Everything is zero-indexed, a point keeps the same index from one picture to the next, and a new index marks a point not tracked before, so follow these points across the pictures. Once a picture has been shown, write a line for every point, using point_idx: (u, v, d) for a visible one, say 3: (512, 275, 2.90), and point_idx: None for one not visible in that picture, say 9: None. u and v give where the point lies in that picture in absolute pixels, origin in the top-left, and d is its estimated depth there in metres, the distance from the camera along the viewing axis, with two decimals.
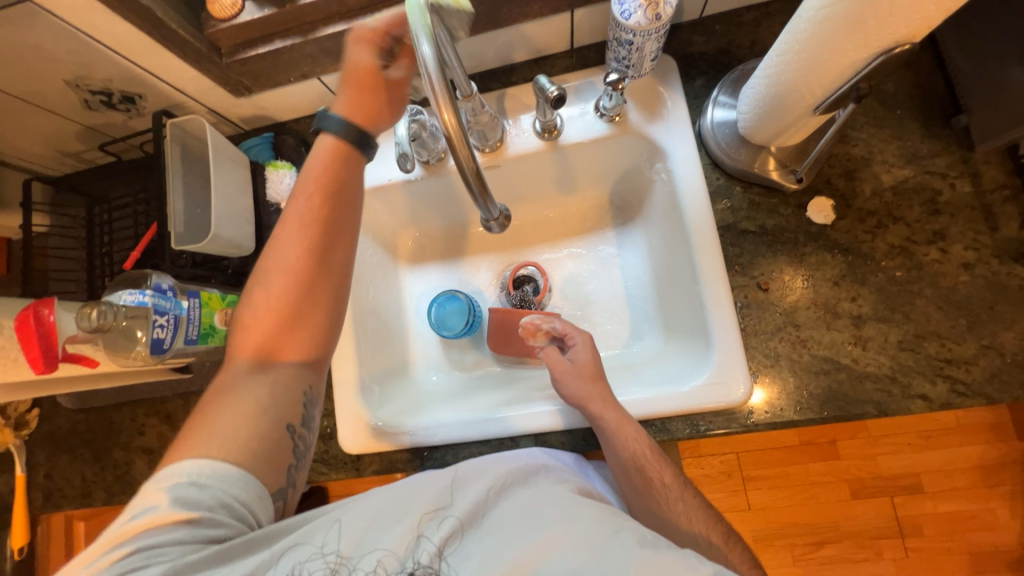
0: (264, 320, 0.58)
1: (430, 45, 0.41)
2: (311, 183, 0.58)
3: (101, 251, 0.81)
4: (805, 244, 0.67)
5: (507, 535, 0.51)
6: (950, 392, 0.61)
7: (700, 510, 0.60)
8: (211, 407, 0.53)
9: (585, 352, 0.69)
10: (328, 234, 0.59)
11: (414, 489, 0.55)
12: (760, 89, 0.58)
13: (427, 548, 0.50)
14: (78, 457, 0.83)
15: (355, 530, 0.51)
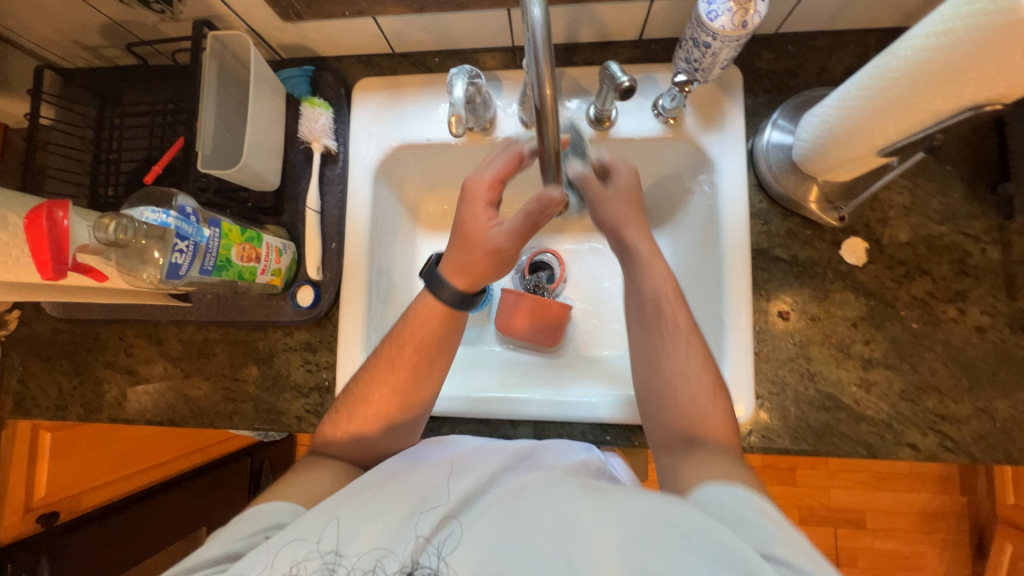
0: (340, 435, 0.61)
1: (542, 10, 0.38)
2: (408, 337, 0.61)
3: (108, 158, 0.76)
4: (832, 281, 0.67)
5: (495, 529, 0.48)
6: (938, 446, 0.63)
7: (698, 366, 0.59)
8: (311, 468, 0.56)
9: (623, 172, 0.65)
10: (423, 376, 0.62)
11: (401, 483, 0.54)
12: (830, 119, 0.58)
13: (426, 549, 0.48)
14: (57, 368, 0.80)
15: (355, 527, 0.48)
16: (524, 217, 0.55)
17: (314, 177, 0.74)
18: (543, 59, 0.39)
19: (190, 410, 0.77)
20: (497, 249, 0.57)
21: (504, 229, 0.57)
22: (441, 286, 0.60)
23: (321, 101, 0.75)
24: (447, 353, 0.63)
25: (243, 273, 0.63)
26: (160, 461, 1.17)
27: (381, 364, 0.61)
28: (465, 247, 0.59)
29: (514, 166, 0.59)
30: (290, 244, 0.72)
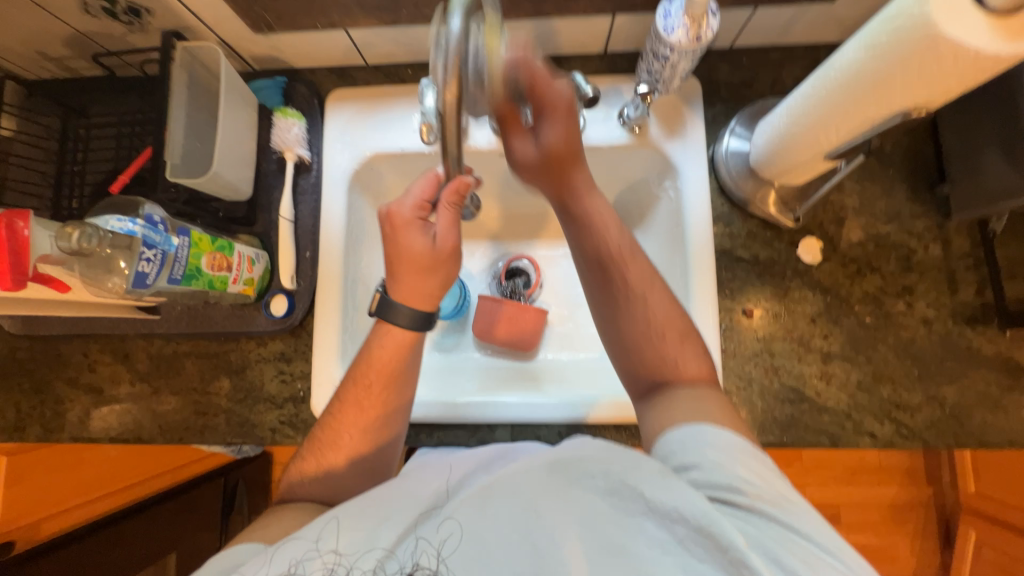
0: (309, 477, 0.58)
1: (460, 21, 0.37)
2: (373, 370, 0.58)
3: (73, 170, 0.74)
4: (790, 279, 0.71)
5: (469, 532, 0.48)
6: (894, 433, 0.67)
7: (666, 303, 0.60)
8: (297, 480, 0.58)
9: (555, 129, 0.59)
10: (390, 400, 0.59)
11: (396, 489, 0.53)
12: (781, 127, 0.61)
13: (421, 548, 0.48)
14: (14, 388, 0.76)
15: (355, 528, 0.49)
16: (450, 211, 0.55)
17: (287, 187, 0.74)
18: (451, 69, 0.38)
19: (158, 425, 0.75)
20: (446, 255, 0.56)
21: (443, 232, 0.55)
22: (393, 314, 0.57)
23: (294, 111, 0.76)
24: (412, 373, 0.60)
25: (213, 282, 0.62)
26: (124, 485, 1.13)
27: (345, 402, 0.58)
28: (411, 271, 0.56)
29: (438, 185, 0.57)
30: (263, 253, 0.72)
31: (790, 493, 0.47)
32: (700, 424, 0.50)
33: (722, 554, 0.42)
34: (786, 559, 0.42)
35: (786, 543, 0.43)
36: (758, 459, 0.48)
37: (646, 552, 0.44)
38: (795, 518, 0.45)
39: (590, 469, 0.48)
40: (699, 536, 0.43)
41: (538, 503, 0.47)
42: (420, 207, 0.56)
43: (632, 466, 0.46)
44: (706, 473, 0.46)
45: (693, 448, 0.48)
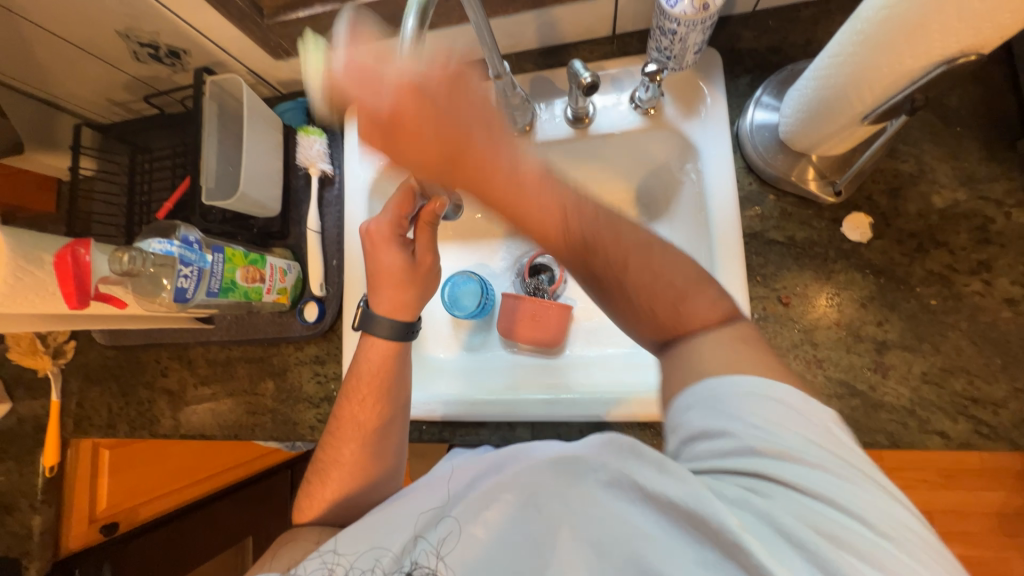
0: (320, 500, 0.64)
1: (414, 20, 0.48)
2: (363, 385, 0.63)
3: (141, 200, 0.83)
4: (834, 260, 0.64)
5: (472, 529, 0.51)
6: (971, 432, 0.58)
7: (653, 269, 0.47)
8: (320, 490, 0.64)
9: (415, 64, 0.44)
10: (386, 418, 0.63)
11: (418, 494, 0.57)
12: (808, 92, 0.55)
13: (422, 548, 0.51)
14: (106, 391, 0.89)
15: (355, 534, 0.54)
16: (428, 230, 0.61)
17: (313, 200, 0.79)
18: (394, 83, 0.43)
19: (217, 423, 0.83)
20: (426, 268, 0.63)
21: (421, 248, 0.62)
22: (374, 325, 0.63)
23: (316, 128, 0.81)
24: (406, 381, 0.65)
25: (249, 293, 0.68)
26: (175, 488, 1.22)
27: (344, 421, 0.64)
28: (393, 284, 0.62)
29: (409, 199, 0.61)
30: (294, 264, 0.77)
31: (807, 442, 0.39)
32: (710, 380, 0.42)
33: (717, 537, 0.39)
34: (799, 531, 0.36)
35: (798, 512, 0.37)
36: (774, 404, 0.40)
37: (645, 530, 0.43)
38: (814, 480, 0.37)
39: (591, 459, 0.47)
40: (690, 520, 0.40)
41: (541, 494, 0.49)
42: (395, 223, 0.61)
43: (621, 454, 0.45)
44: (705, 437, 0.41)
45: (687, 408, 0.43)
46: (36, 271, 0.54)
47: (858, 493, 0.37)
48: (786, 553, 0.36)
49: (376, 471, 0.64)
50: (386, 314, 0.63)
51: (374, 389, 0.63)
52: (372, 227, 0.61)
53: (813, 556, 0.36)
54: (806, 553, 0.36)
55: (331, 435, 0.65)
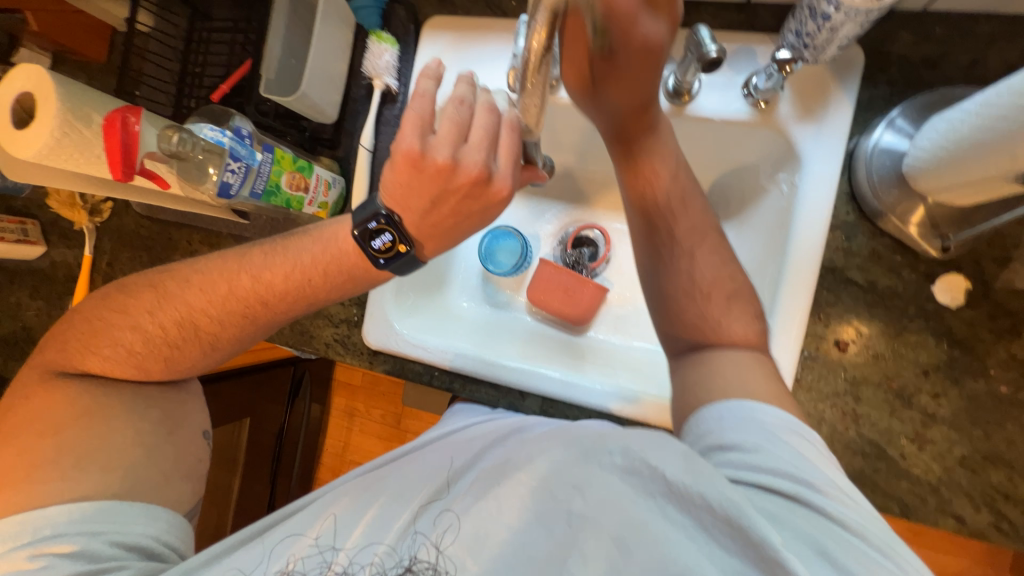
0: (88, 349, 0.58)
1: None
2: (285, 265, 0.57)
3: (194, 71, 0.78)
4: (911, 318, 0.58)
5: (479, 509, 0.49)
6: (989, 525, 0.56)
7: (715, 262, 0.58)
8: (106, 329, 0.59)
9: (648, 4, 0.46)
10: (294, 300, 0.58)
11: (424, 471, 0.55)
12: (963, 128, 0.47)
13: (421, 543, 0.49)
14: (136, 258, 0.89)
15: (354, 523, 0.52)
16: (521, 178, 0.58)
17: (371, 115, 0.73)
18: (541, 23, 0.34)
19: None
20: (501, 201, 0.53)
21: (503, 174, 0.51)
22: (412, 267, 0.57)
23: (389, 35, 0.73)
24: (357, 284, 0.59)
25: (291, 201, 0.65)
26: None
27: (212, 282, 0.58)
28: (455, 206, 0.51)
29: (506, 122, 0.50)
30: (340, 179, 0.74)
31: (831, 476, 0.45)
32: (734, 402, 0.49)
33: (754, 551, 0.41)
34: (834, 552, 0.40)
35: (833, 536, 0.41)
36: (802, 438, 0.46)
37: (668, 534, 0.43)
38: (837, 508, 0.42)
39: (612, 450, 0.47)
40: (724, 526, 0.42)
41: (555, 483, 0.47)
42: (474, 146, 0.49)
43: (653, 447, 0.46)
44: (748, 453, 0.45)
45: (730, 430, 0.47)
46: (84, 130, 0.51)
47: (872, 522, 0.43)
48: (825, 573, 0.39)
49: (200, 338, 0.59)
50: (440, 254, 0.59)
51: (309, 272, 0.57)
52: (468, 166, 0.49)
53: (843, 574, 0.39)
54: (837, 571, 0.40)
55: (188, 289, 0.58)
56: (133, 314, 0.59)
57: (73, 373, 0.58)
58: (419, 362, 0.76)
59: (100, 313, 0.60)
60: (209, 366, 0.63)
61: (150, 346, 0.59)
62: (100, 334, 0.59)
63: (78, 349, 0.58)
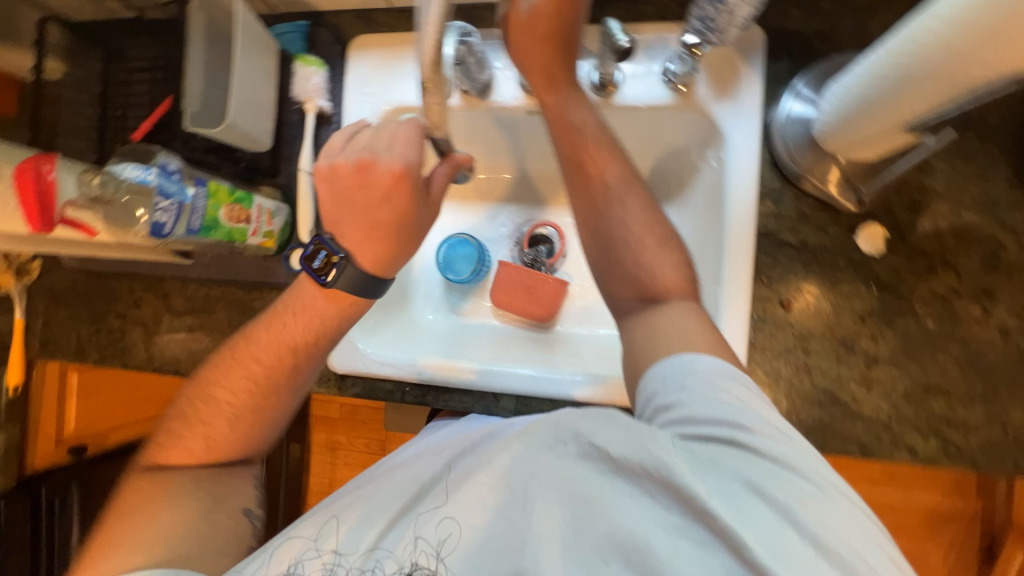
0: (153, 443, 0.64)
1: None
2: (290, 315, 0.61)
3: (115, 114, 0.75)
4: (842, 271, 0.63)
5: (450, 510, 0.50)
6: (939, 451, 0.60)
7: (645, 210, 0.60)
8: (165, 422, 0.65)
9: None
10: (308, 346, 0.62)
11: (395, 480, 0.56)
12: (855, 90, 0.52)
13: (421, 549, 0.50)
14: (75, 315, 0.84)
15: (351, 527, 0.54)
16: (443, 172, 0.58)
17: (307, 139, 0.73)
18: (428, 42, 0.34)
19: (192, 363, 0.80)
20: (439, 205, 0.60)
21: (438, 183, 0.59)
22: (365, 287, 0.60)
23: (315, 58, 0.73)
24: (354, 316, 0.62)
25: (233, 234, 0.64)
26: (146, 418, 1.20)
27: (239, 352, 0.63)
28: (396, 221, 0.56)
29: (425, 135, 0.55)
30: (284, 207, 0.73)
31: (768, 416, 0.46)
32: (680, 355, 0.50)
33: (688, 503, 0.43)
34: (764, 487, 0.43)
35: (765, 473, 0.43)
36: (740, 385, 0.48)
37: (614, 502, 0.45)
38: (772, 446, 0.44)
39: (562, 434, 0.47)
40: (661, 485, 0.44)
41: (514, 479, 0.48)
42: (386, 147, 0.54)
43: (597, 427, 0.46)
44: (680, 407, 0.47)
45: (666, 387, 0.49)
46: None
47: (800, 449, 0.45)
48: (750, 508, 0.42)
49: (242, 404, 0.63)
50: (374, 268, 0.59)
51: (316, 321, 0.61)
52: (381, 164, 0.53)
53: (770, 506, 0.42)
54: (764, 502, 0.42)
55: (223, 363, 0.63)
56: (182, 406, 0.65)
57: (146, 468, 0.63)
58: (389, 379, 0.76)
59: (173, 409, 0.65)
60: (249, 440, 0.65)
61: (196, 429, 0.63)
62: (175, 430, 0.64)
63: (147, 445, 0.64)
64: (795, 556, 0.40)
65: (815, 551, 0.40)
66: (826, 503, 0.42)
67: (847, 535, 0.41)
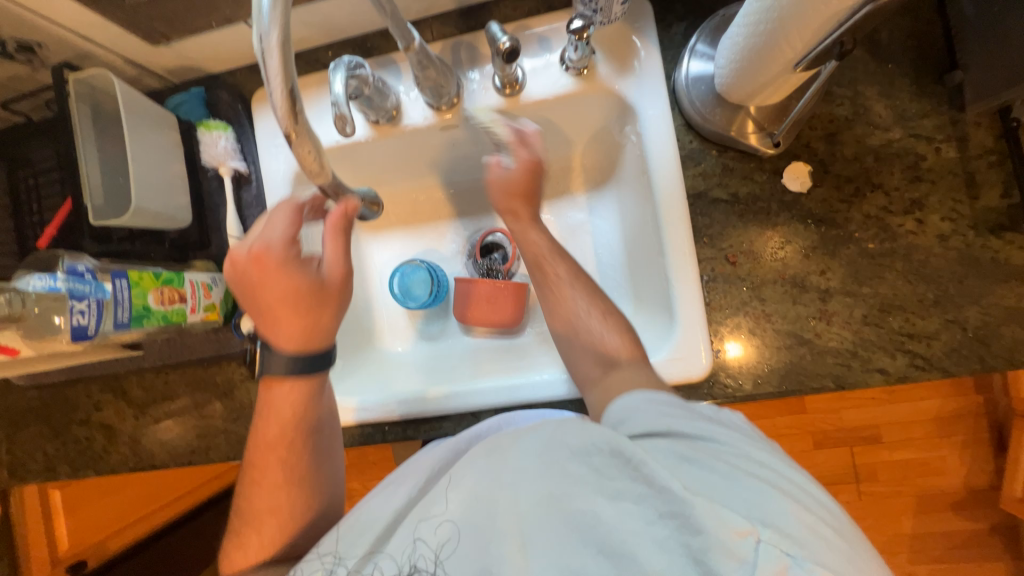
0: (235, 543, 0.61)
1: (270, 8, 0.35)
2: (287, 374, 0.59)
3: (34, 221, 0.70)
4: (777, 213, 0.63)
5: (428, 516, 0.50)
6: (908, 366, 0.60)
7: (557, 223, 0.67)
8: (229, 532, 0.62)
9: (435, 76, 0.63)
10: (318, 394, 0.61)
11: (377, 503, 0.54)
12: (741, 40, 0.52)
13: (420, 551, 0.49)
14: (37, 433, 0.81)
15: (351, 535, 0.52)
16: (333, 239, 0.57)
17: (229, 204, 0.71)
18: (280, 102, 0.38)
19: (166, 453, 0.78)
20: (338, 282, 0.58)
21: (330, 259, 0.57)
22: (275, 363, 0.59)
23: (219, 121, 0.72)
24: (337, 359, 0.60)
25: (169, 316, 0.62)
26: (144, 513, 1.14)
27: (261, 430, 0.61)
28: (297, 309, 0.56)
29: (299, 217, 0.57)
30: (221, 276, 0.71)
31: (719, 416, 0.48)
32: (635, 391, 0.52)
33: (635, 472, 0.43)
34: (694, 451, 0.44)
35: (698, 444, 0.45)
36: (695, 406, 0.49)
37: (572, 489, 0.45)
38: (710, 428, 0.46)
39: (522, 436, 0.49)
40: (609, 460, 0.44)
41: (480, 488, 0.49)
42: (269, 231, 0.56)
43: (554, 424, 0.48)
44: (626, 416, 0.50)
45: (619, 413, 0.51)
46: None
47: (730, 423, 0.48)
48: (686, 467, 0.43)
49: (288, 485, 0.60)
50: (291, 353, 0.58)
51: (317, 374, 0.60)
52: (261, 248, 0.55)
53: (705, 466, 0.43)
54: (699, 465, 0.43)
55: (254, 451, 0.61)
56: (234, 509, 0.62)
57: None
58: (367, 423, 0.74)
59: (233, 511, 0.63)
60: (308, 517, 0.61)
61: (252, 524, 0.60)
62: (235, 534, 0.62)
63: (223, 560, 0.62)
64: (726, 496, 0.40)
65: (751, 490, 0.40)
66: (758, 462, 0.44)
67: (777, 481, 0.42)
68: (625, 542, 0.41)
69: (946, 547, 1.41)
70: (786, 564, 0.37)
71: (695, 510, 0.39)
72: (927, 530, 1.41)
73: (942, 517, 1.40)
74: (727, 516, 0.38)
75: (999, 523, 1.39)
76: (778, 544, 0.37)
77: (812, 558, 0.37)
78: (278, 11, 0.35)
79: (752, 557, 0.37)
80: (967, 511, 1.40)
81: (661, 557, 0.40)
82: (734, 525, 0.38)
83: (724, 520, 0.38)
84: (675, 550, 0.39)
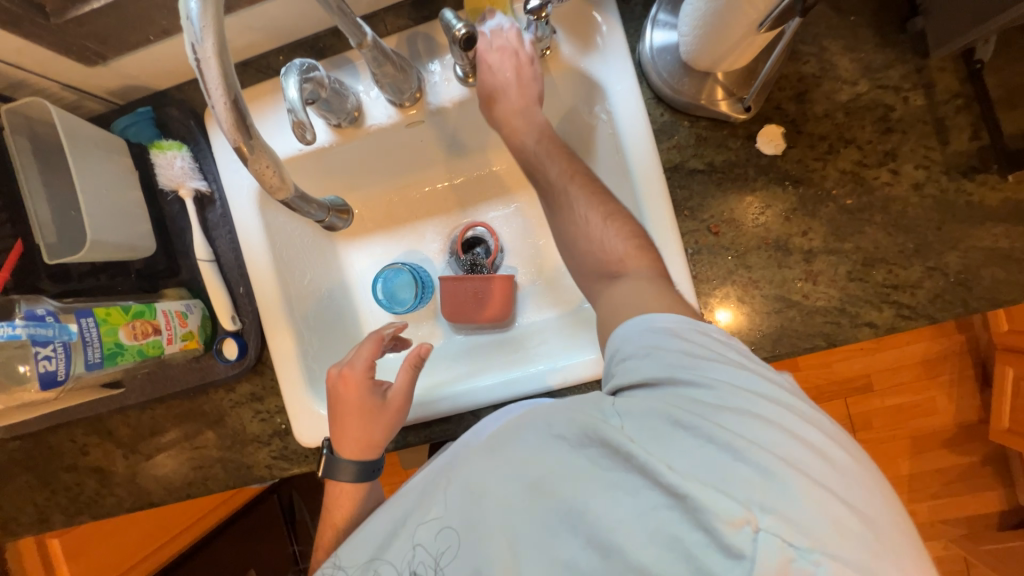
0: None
1: (199, 13, 0.34)
2: (343, 410, 0.62)
3: None
4: (754, 178, 0.63)
5: (425, 525, 0.50)
6: (895, 317, 0.61)
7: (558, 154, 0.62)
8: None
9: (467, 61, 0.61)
10: (373, 422, 0.63)
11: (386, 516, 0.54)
12: (702, 5, 0.51)
13: (418, 555, 0.49)
14: (24, 485, 0.78)
15: (356, 544, 0.55)
16: (407, 371, 0.63)
17: (194, 226, 0.68)
18: (224, 114, 0.36)
19: (163, 488, 0.76)
20: (396, 409, 0.63)
21: (396, 389, 0.63)
22: (336, 471, 0.63)
23: (173, 141, 0.68)
24: (391, 418, 0.63)
25: (145, 350, 0.59)
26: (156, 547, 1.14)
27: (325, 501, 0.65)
28: (360, 422, 0.62)
29: (381, 347, 0.64)
30: (196, 302, 0.68)
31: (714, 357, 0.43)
32: (635, 316, 0.49)
33: (628, 460, 0.39)
34: (684, 419, 0.39)
35: (687, 406, 0.40)
36: (702, 333, 0.46)
37: (559, 478, 0.42)
38: (706, 381, 0.41)
39: (516, 430, 0.47)
40: (599, 446, 0.42)
41: (470, 478, 0.48)
42: (357, 355, 0.63)
43: (550, 409, 0.47)
44: (636, 359, 0.45)
45: (617, 340, 0.48)
46: None
47: (741, 384, 0.41)
48: (679, 442, 0.38)
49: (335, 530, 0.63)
50: (349, 460, 0.63)
51: (378, 401, 0.62)
52: (349, 368, 0.62)
53: (700, 437, 0.38)
54: (694, 436, 0.38)
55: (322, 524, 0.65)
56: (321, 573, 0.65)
57: None
58: None
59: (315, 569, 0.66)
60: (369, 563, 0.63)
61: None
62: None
63: None
64: (725, 478, 0.35)
65: (752, 471, 0.35)
66: (762, 430, 0.38)
67: (781, 451, 0.36)
68: (614, 534, 0.38)
69: (942, 483, 1.46)
70: (789, 558, 0.32)
71: (689, 500, 0.35)
72: (924, 469, 1.46)
73: (937, 456, 1.45)
74: (717, 501, 0.34)
75: (989, 454, 1.45)
76: (778, 532, 0.33)
77: (817, 547, 0.33)
78: (211, 21, 0.34)
79: (750, 550, 0.33)
80: (959, 446, 1.45)
81: (651, 550, 0.37)
82: (728, 514, 0.34)
83: (717, 507, 0.34)
84: (666, 545, 0.36)
